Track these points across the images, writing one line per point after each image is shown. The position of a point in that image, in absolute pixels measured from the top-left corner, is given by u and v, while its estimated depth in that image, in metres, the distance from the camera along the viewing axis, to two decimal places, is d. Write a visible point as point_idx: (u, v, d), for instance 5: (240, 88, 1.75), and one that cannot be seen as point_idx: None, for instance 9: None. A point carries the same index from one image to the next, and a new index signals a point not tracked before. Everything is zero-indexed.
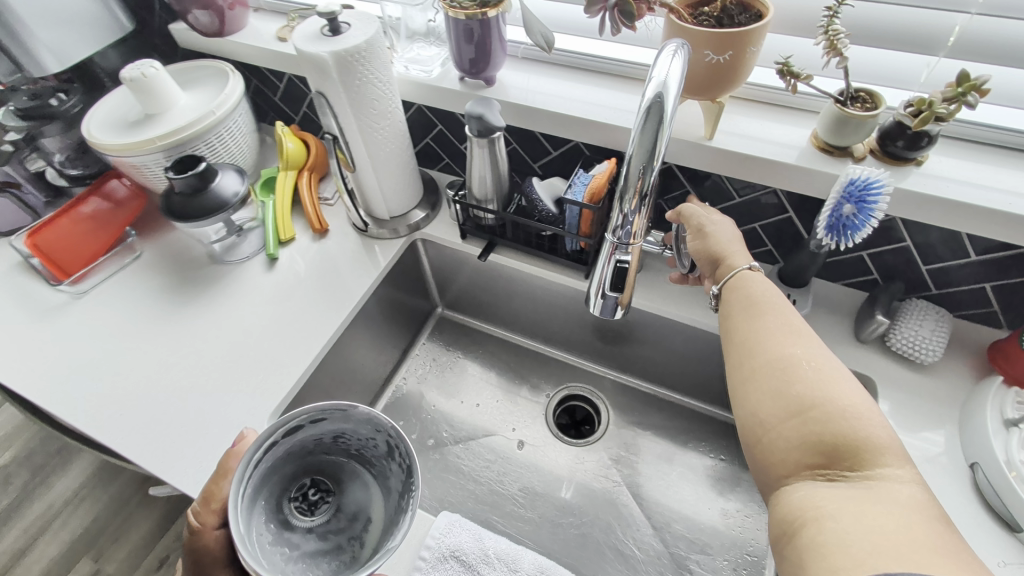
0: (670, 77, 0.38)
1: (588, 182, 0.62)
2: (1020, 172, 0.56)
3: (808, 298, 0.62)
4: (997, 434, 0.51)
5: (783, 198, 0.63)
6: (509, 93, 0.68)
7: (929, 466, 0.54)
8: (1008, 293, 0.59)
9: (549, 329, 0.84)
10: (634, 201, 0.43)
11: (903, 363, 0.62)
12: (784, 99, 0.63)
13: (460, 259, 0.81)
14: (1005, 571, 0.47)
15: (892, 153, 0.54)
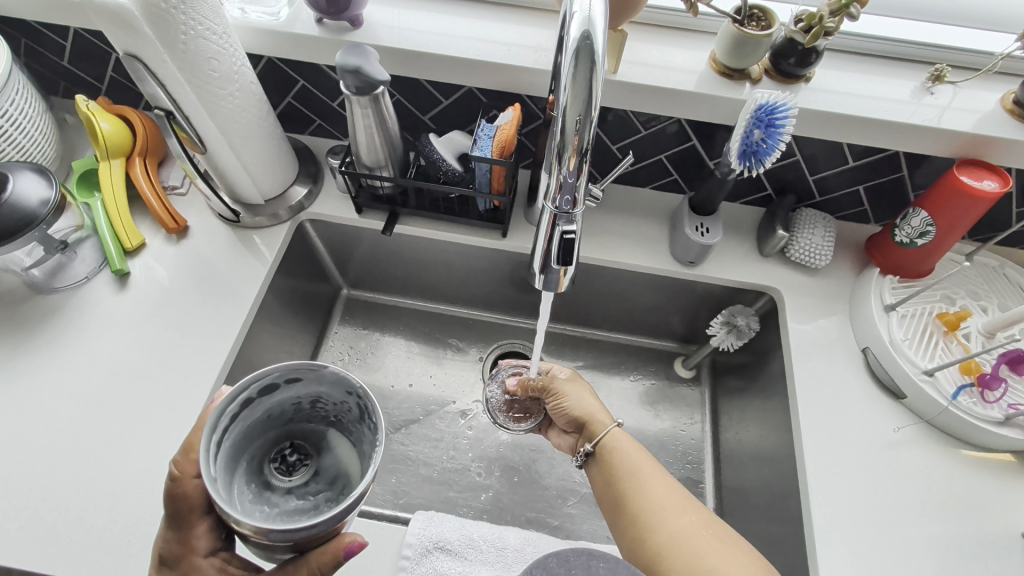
0: (593, 10, 0.34)
1: (494, 133, 0.57)
2: (886, 79, 0.61)
3: (718, 224, 0.65)
4: (880, 318, 0.62)
5: (686, 126, 0.64)
6: (383, 35, 0.58)
7: (830, 357, 0.63)
8: (873, 192, 0.67)
9: (470, 290, 0.80)
10: (574, 160, 0.38)
11: (799, 269, 0.69)
12: (680, 23, 0.61)
13: (359, 235, 0.73)
14: (899, 432, 0.59)
15: (785, 71, 0.56)
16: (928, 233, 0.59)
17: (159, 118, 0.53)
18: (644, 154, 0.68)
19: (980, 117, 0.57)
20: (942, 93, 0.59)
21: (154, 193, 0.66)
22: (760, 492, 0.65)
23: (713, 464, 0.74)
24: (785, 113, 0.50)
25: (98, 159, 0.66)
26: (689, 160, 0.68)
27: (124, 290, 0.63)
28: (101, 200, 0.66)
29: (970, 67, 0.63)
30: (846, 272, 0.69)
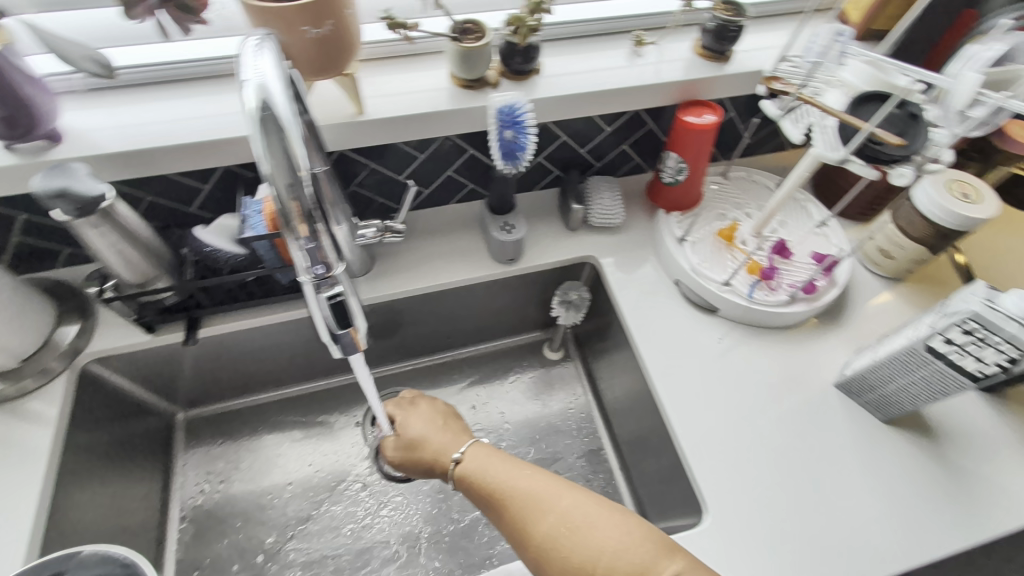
0: (262, 79, 0.42)
1: (260, 209, 0.62)
2: (601, 52, 0.77)
3: (518, 219, 0.78)
4: (677, 250, 0.81)
5: (458, 140, 0.78)
6: (96, 138, 0.64)
7: (655, 296, 0.81)
8: (636, 146, 0.87)
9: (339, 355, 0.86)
10: (302, 224, 0.47)
11: (605, 232, 0.86)
12: (402, 52, 0.75)
13: (167, 355, 0.75)
14: (725, 341, 0.79)
15: (516, 70, 0.71)
16: (683, 170, 0.77)
17: None
18: (431, 178, 0.82)
19: (685, 65, 0.76)
20: (648, 53, 0.77)
21: None
22: (635, 439, 0.84)
23: (603, 422, 0.92)
24: (523, 111, 0.62)
25: None
26: (476, 167, 0.83)
27: None
28: None
29: (658, 27, 0.81)
30: (642, 219, 0.88)
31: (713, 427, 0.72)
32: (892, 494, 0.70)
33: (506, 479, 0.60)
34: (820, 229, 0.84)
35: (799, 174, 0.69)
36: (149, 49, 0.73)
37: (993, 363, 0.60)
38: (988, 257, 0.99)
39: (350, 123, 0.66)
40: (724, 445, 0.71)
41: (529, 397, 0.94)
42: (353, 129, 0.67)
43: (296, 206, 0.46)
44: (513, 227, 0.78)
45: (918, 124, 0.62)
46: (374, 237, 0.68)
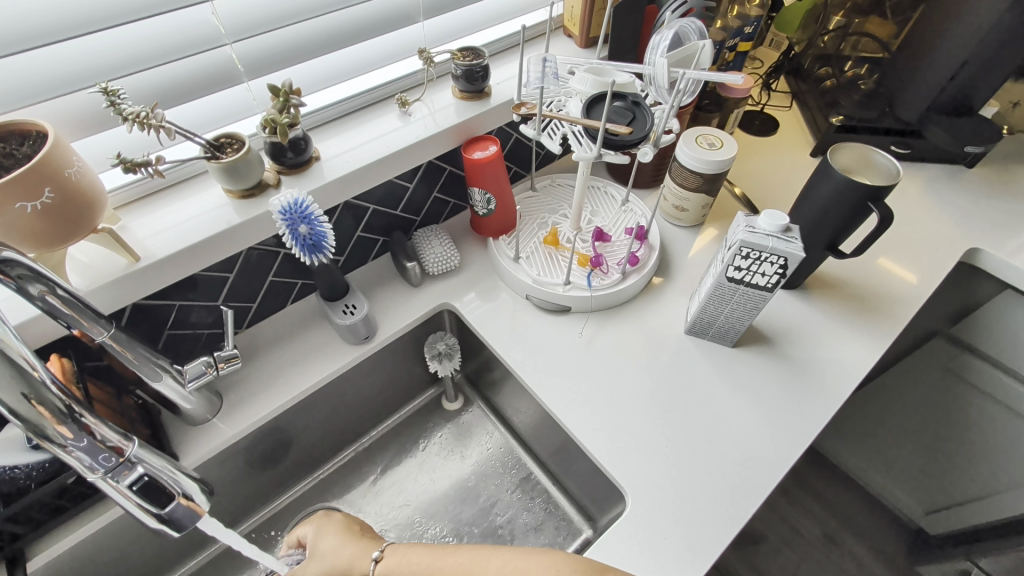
0: None
1: None
2: (359, 125, 0.93)
3: (358, 296, 0.94)
4: (515, 267, 1.01)
5: (267, 247, 0.90)
6: None
7: (501, 314, 1.00)
8: (446, 191, 1.10)
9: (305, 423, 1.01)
10: (63, 423, 0.51)
11: (443, 280, 1.05)
12: (152, 188, 0.81)
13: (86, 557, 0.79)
14: (584, 332, 0.98)
15: (291, 163, 0.82)
16: (490, 199, 0.97)
17: None
18: (252, 295, 0.95)
19: (455, 109, 0.96)
20: (414, 109, 0.96)
21: None
22: (553, 451, 1.06)
23: (523, 448, 1.18)
24: (307, 205, 0.74)
25: None
26: (296, 268, 0.98)
27: None
28: None
29: (377, 99, 0.97)
30: (477, 249, 1.10)
31: (606, 416, 0.88)
32: (754, 397, 0.91)
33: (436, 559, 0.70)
34: (628, 203, 1.12)
35: (584, 169, 0.91)
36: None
37: (769, 276, 0.81)
38: (747, 182, 1.28)
39: (131, 274, 0.72)
40: (621, 424, 0.87)
41: (443, 459, 1.18)
42: (138, 277, 0.72)
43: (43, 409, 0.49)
44: (355, 302, 0.94)
45: (638, 110, 0.76)
46: (207, 372, 0.81)
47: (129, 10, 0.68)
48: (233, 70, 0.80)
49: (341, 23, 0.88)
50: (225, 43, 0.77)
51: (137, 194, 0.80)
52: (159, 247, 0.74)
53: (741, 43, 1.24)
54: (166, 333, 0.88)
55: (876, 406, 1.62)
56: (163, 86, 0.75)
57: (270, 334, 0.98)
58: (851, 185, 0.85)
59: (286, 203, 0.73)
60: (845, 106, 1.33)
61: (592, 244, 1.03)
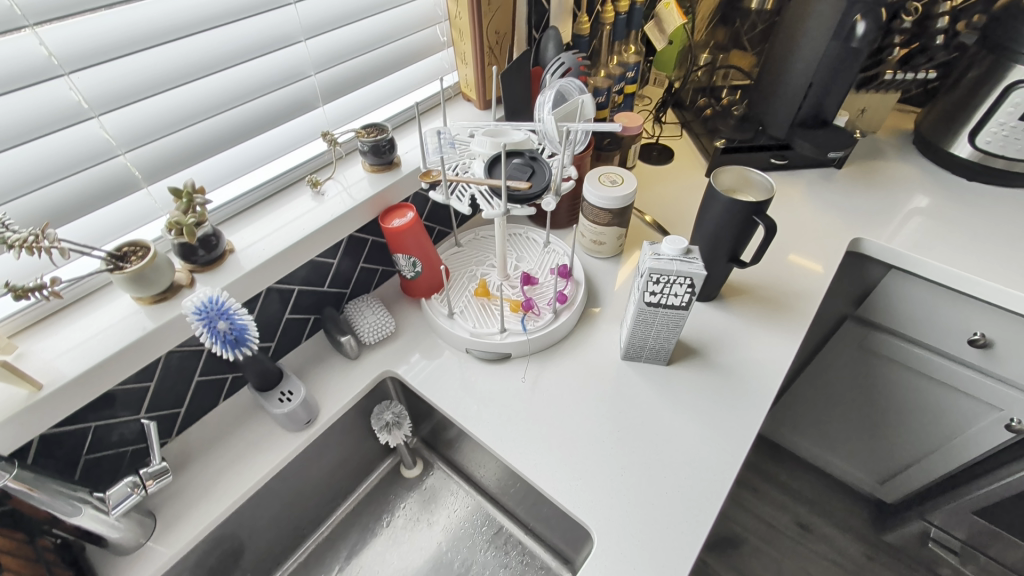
0: None
1: None
2: (269, 213, 0.93)
3: (292, 380, 0.92)
4: (450, 323, 1.03)
5: (189, 348, 0.87)
6: None
7: (443, 373, 1.00)
8: (372, 260, 1.11)
9: (253, 526, 0.95)
10: None
11: (377, 350, 1.04)
12: (50, 310, 0.77)
13: None
14: (526, 376, 1.00)
15: (205, 260, 0.81)
16: (415, 262, 1.00)
17: None
18: (178, 401, 0.90)
19: (369, 182, 1.00)
20: (327, 188, 0.98)
21: None
22: (520, 501, 1.06)
23: (491, 504, 1.16)
24: (223, 301, 0.73)
25: None
26: (222, 364, 0.94)
27: None
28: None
29: (285, 185, 0.98)
30: (410, 311, 1.11)
31: (561, 455, 0.89)
32: (694, 408, 0.96)
33: None
34: (549, 244, 1.18)
35: (500, 223, 0.96)
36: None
37: (680, 295, 0.87)
38: (655, 208, 1.38)
39: (32, 405, 0.67)
40: (577, 460, 0.88)
41: (409, 534, 1.14)
42: (41, 407, 0.67)
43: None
44: (291, 388, 0.92)
45: (536, 164, 0.85)
46: (134, 492, 0.76)
47: (9, 134, 0.66)
48: (130, 177, 0.79)
49: (242, 118, 0.90)
50: (118, 154, 0.77)
51: (33, 318, 0.76)
52: (63, 369, 0.70)
53: (626, 86, 1.37)
54: (84, 459, 0.81)
55: (813, 395, 1.72)
56: (56, 204, 0.73)
57: (203, 437, 0.93)
58: (736, 203, 0.95)
59: (200, 302, 0.71)
60: (723, 131, 1.48)
61: (521, 289, 1.08)
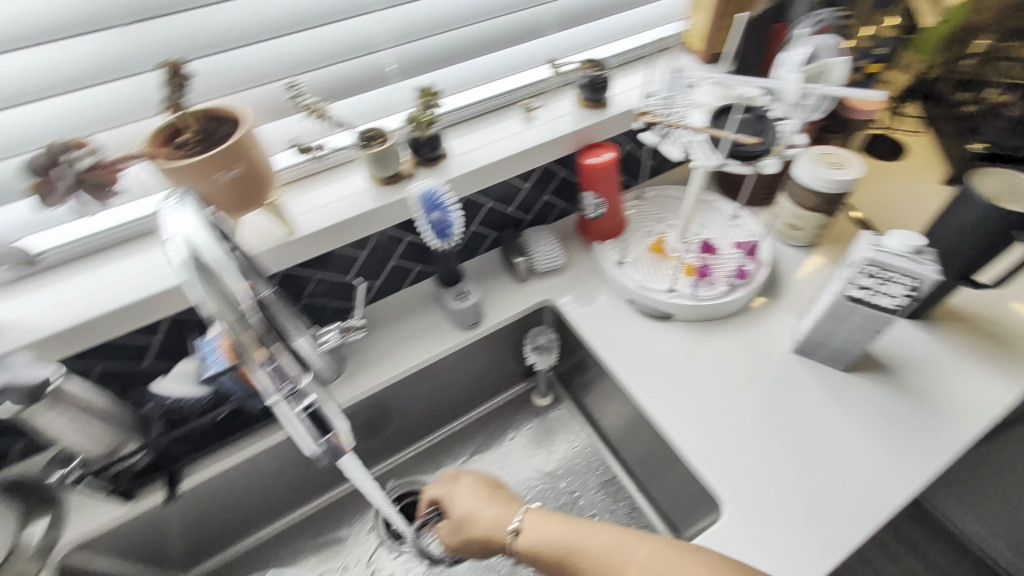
0: (186, 238, 0.53)
1: (215, 347, 0.74)
2: (484, 129, 1.01)
3: (473, 284, 1.03)
4: (619, 270, 1.04)
5: (397, 233, 1.02)
6: (117, 304, 0.74)
7: (599, 316, 1.03)
8: (558, 193, 1.16)
9: (407, 398, 1.08)
10: (259, 351, 0.62)
11: (542, 278, 1.10)
12: (309, 171, 0.93)
13: (220, 485, 0.91)
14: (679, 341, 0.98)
15: (429, 158, 0.92)
16: (601, 205, 1.02)
17: None
18: (371, 274, 1.05)
19: (573, 119, 1.02)
20: (538, 115, 1.03)
21: None
22: (644, 461, 1.06)
23: (611, 454, 1.19)
24: (440, 194, 0.83)
25: None
26: (414, 256, 1.08)
27: None
28: None
29: (503, 105, 1.04)
30: (581, 250, 1.14)
31: (701, 420, 0.88)
32: (864, 421, 0.87)
33: (575, 537, 0.70)
34: (737, 217, 1.12)
35: (697, 183, 0.94)
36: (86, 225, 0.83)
37: (896, 298, 0.78)
38: (872, 206, 1.21)
39: (292, 240, 0.83)
40: (714, 429, 0.87)
41: (530, 453, 1.21)
42: (298, 241, 0.84)
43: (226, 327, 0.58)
44: (470, 289, 1.02)
45: (762, 124, 0.80)
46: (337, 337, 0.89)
47: (308, 15, 0.83)
48: (384, 71, 0.93)
49: (477, 35, 0.99)
50: (384, 49, 0.91)
51: (300, 174, 0.93)
52: (319, 218, 0.86)
53: (873, 64, 1.16)
54: (304, 300, 1.00)
55: (1004, 474, 1.42)
56: (336, 82, 0.90)
57: (386, 312, 1.09)
58: (1003, 210, 0.80)
59: (424, 191, 0.82)
60: (987, 133, 1.17)
61: (698, 254, 1.04)
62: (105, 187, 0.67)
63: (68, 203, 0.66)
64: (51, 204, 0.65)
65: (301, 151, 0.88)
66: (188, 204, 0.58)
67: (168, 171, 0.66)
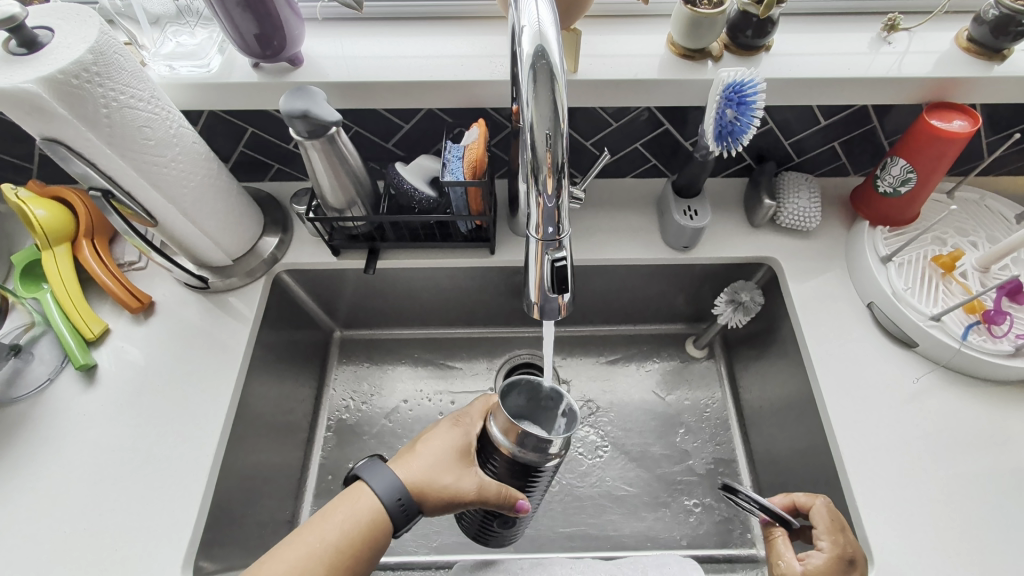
0: (539, 22, 0.36)
1: (462, 156, 0.63)
2: (847, 33, 0.67)
3: (705, 205, 0.72)
4: (879, 271, 0.69)
5: (656, 113, 0.71)
6: (326, 67, 0.65)
7: (847, 320, 0.71)
8: (847, 145, 0.75)
9: (490, 308, 0.88)
10: (550, 178, 0.40)
11: (790, 234, 0.77)
12: (633, 12, 0.69)
13: (339, 276, 0.80)
14: (920, 383, 0.67)
15: (744, 44, 0.62)
16: (908, 182, 0.65)
17: (96, 198, 0.57)
18: (621, 145, 0.76)
19: (939, 58, 0.63)
20: (898, 40, 0.65)
21: (110, 275, 0.72)
22: (798, 456, 0.71)
23: (739, 437, 0.83)
24: (753, 90, 0.55)
25: (42, 248, 0.72)
26: (663, 143, 0.76)
27: (92, 384, 0.69)
28: (50, 291, 0.72)
29: (925, 12, 0.69)
30: (834, 228, 0.77)
31: (910, 507, 0.60)
32: None
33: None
34: None
35: None
36: None
37: None
38: None
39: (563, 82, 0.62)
40: (922, 530, 0.58)
41: (666, 389, 0.87)
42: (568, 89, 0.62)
43: (548, 158, 0.39)
44: (697, 212, 0.72)
45: None
46: None
47: None
48: None
49: None
50: None
51: (609, 12, 0.69)
52: (597, 66, 0.63)
53: None
54: None
55: None
56: None
57: None
58: None
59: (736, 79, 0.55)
60: None
61: (991, 297, 0.65)
62: None
63: None
64: None
65: None
66: None
67: None
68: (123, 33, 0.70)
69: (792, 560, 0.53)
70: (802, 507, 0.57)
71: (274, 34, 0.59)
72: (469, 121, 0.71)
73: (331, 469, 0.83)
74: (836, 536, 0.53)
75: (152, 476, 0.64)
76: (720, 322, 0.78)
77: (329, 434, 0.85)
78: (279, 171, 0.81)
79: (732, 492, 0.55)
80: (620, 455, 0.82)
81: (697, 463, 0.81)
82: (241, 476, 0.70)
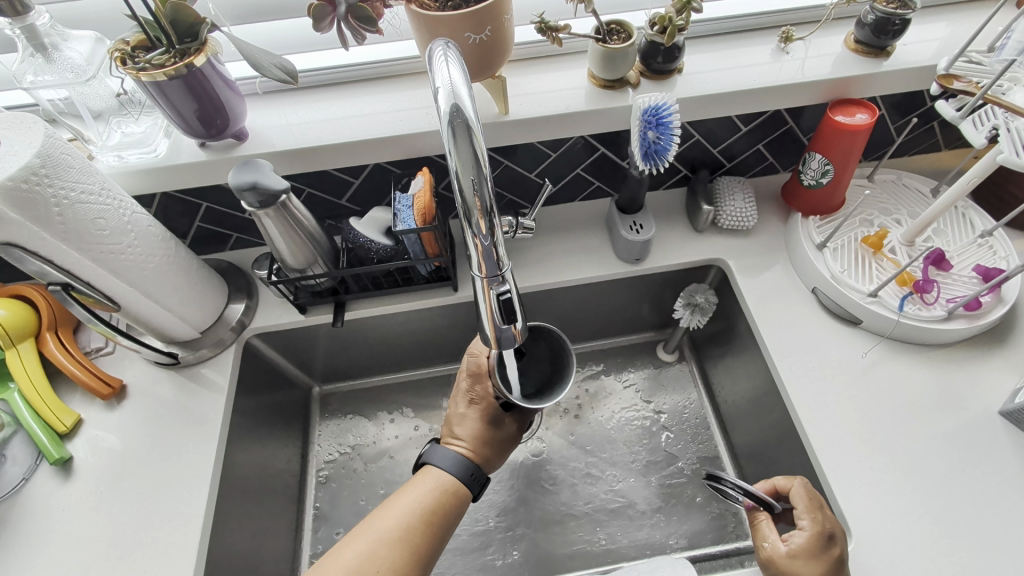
0: (452, 81, 0.39)
1: (411, 204, 0.66)
2: (751, 47, 0.72)
3: (648, 218, 0.76)
4: (817, 258, 0.74)
5: (592, 140, 0.75)
6: (270, 137, 0.67)
7: (800, 308, 0.74)
8: (771, 146, 0.80)
9: (464, 344, 0.90)
10: (483, 220, 0.43)
11: (735, 234, 0.81)
12: (553, 52, 0.74)
13: (311, 332, 0.81)
14: (872, 356, 0.70)
15: (657, 69, 0.67)
16: (827, 173, 0.71)
17: (56, 292, 0.58)
18: (563, 173, 0.79)
19: (835, 61, 0.69)
20: (795, 49, 0.71)
21: (78, 365, 0.72)
22: (775, 444, 0.74)
23: (721, 432, 0.85)
24: (668, 112, 0.59)
25: (4, 347, 0.71)
26: (602, 165, 0.80)
27: (69, 477, 0.68)
28: (17, 390, 0.71)
29: (814, 21, 0.75)
30: (773, 222, 0.82)
31: (884, 479, 0.62)
32: None
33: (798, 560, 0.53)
34: (982, 243, 0.70)
35: (963, 183, 0.63)
36: (335, 55, 0.75)
37: None
38: None
39: (498, 124, 0.65)
40: (898, 499, 0.61)
41: (646, 396, 0.89)
42: (504, 129, 0.66)
43: (478, 203, 0.42)
44: (642, 225, 0.76)
45: None
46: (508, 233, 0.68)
47: None
48: None
49: None
50: None
51: (534, 53, 0.74)
52: (528, 104, 0.67)
53: None
54: None
55: None
56: None
57: None
58: None
59: (649, 104, 0.59)
60: None
61: (918, 267, 0.70)
62: (370, 27, 0.54)
63: (336, 30, 0.55)
64: (320, 30, 0.54)
65: (544, 32, 0.61)
66: (454, 49, 0.41)
67: (419, 19, 0.54)
68: (67, 129, 0.72)
69: (777, 542, 0.55)
70: (783, 491, 0.58)
71: (214, 115, 0.61)
72: (416, 170, 0.74)
73: (324, 527, 0.81)
74: (815, 514, 0.55)
75: (138, 563, 0.62)
76: (683, 326, 0.81)
77: (319, 491, 0.84)
78: (238, 240, 0.83)
79: (717, 481, 0.57)
80: (610, 467, 0.84)
81: (684, 465, 0.82)
82: (232, 547, 0.69)
